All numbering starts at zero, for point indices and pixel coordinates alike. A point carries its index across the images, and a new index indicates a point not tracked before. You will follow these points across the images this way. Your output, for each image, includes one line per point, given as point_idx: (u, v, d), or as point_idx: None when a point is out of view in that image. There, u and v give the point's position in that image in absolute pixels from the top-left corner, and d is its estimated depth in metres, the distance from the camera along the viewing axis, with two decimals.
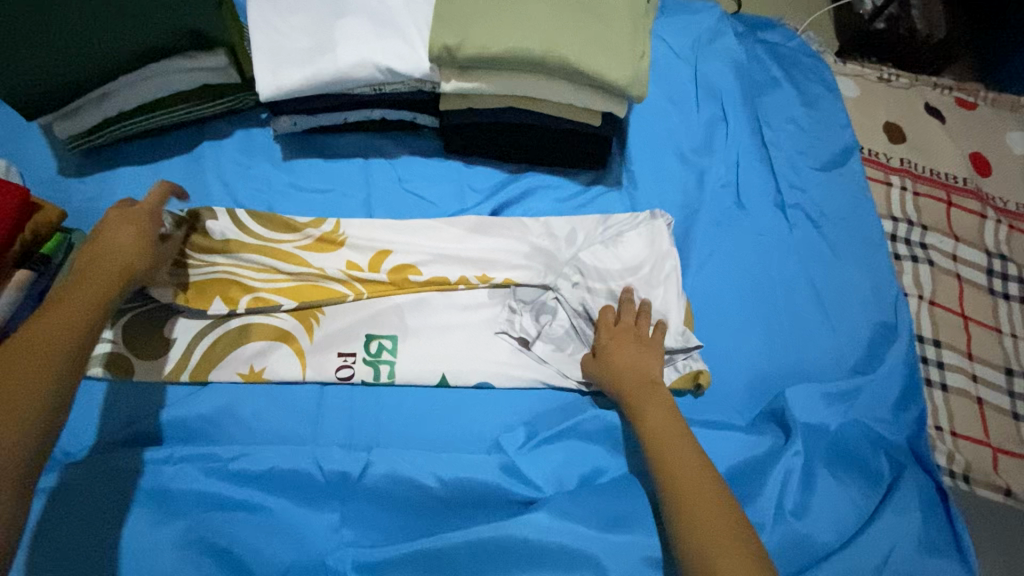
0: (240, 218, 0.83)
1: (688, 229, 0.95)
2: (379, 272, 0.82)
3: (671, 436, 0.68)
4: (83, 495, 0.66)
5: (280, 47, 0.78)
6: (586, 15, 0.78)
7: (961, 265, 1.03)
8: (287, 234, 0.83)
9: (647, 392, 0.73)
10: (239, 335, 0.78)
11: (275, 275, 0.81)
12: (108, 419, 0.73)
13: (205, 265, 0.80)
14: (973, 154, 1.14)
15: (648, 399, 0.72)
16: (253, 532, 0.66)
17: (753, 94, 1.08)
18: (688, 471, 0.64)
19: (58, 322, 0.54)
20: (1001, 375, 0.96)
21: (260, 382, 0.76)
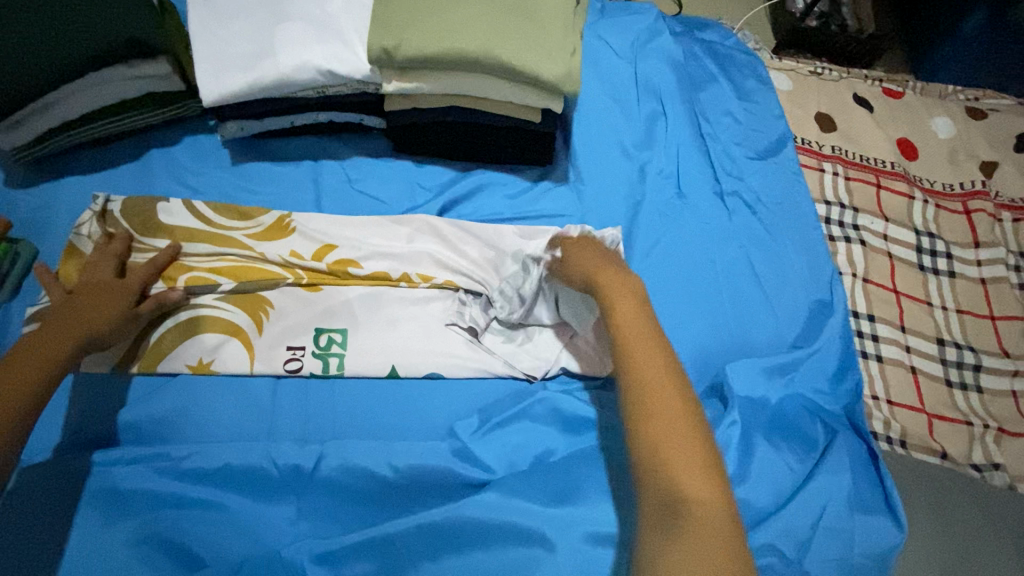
0: (191, 209, 0.85)
1: (633, 218, 0.99)
2: (321, 261, 0.84)
3: (663, 393, 0.57)
4: (33, 498, 0.66)
5: (222, 54, 0.80)
6: (517, 16, 0.81)
7: (892, 244, 1.08)
8: (236, 221, 0.86)
9: (644, 346, 0.61)
10: (188, 328, 0.79)
11: (220, 262, 0.82)
12: (59, 426, 0.73)
13: (150, 251, 0.81)
14: (901, 140, 1.20)
15: (642, 355, 0.60)
16: (203, 529, 0.67)
17: (691, 89, 1.13)
18: (680, 444, 0.54)
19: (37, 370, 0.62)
20: (933, 345, 1.02)
21: (209, 374, 0.78)
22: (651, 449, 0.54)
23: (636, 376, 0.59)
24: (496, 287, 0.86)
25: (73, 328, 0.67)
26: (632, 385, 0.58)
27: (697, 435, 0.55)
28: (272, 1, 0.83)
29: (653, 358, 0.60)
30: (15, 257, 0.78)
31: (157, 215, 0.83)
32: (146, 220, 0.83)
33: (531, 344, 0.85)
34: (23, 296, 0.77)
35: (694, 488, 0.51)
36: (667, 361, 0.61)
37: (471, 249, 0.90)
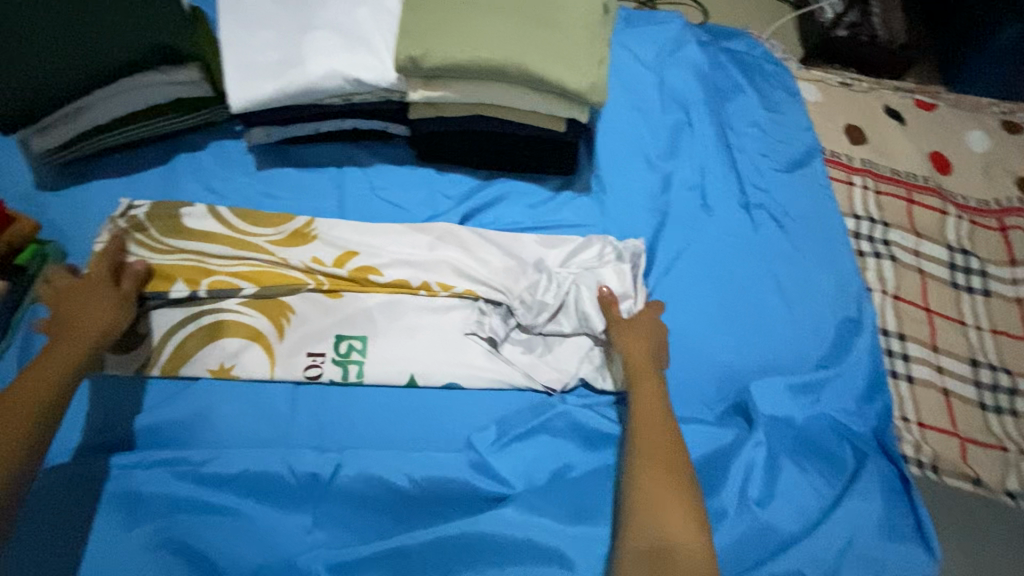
0: (215, 215, 0.85)
1: (656, 230, 0.98)
2: (341, 268, 0.84)
3: (662, 459, 0.67)
4: (56, 499, 0.67)
5: (250, 61, 0.80)
6: (543, 26, 0.81)
7: (924, 260, 1.05)
8: (258, 227, 0.86)
9: (655, 418, 0.71)
10: (211, 332, 0.79)
11: (242, 266, 0.82)
12: (80, 426, 0.73)
13: (173, 255, 0.82)
14: (933, 153, 1.17)
15: (652, 427, 0.70)
16: (220, 536, 0.67)
17: (718, 99, 1.11)
18: (672, 505, 0.63)
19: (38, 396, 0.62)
20: (966, 366, 0.98)
21: (229, 379, 0.78)
22: (649, 508, 0.63)
23: (642, 445, 0.68)
24: (518, 294, 0.84)
25: (71, 337, 0.67)
26: (637, 452, 0.68)
27: (688, 500, 0.64)
28: (301, 10, 0.83)
29: (660, 432, 0.69)
30: (43, 259, 0.79)
31: (181, 219, 0.84)
32: (170, 224, 0.83)
33: (551, 356, 0.83)
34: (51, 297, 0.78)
35: (684, 545, 0.60)
36: (672, 433, 0.70)
37: (493, 258, 0.88)
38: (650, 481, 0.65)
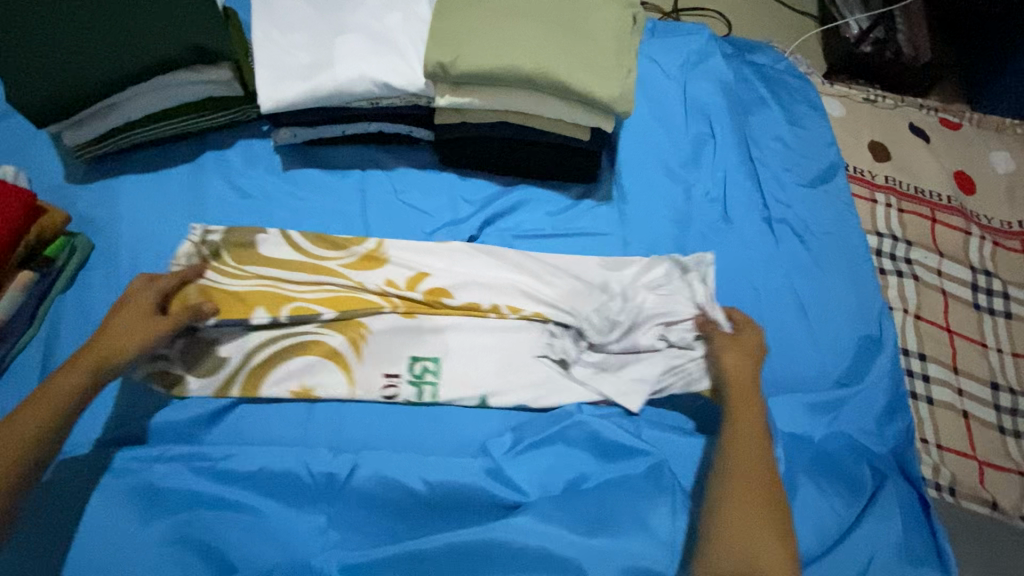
0: (290, 236, 0.86)
1: (677, 242, 0.97)
2: (415, 291, 0.84)
3: (757, 488, 0.65)
4: (76, 488, 0.68)
5: (281, 62, 0.81)
6: (572, 35, 0.81)
7: (946, 280, 1.04)
8: (331, 250, 0.86)
9: (751, 447, 0.70)
10: (280, 351, 0.79)
11: (319, 287, 0.82)
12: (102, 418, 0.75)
13: (251, 278, 0.81)
14: (958, 172, 1.16)
15: (748, 454, 0.69)
16: (233, 531, 0.67)
17: (741, 112, 1.11)
18: (765, 540, 0.61)
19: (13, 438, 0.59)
20: (987, 389, 0.97)
21: (309, 400, 0.78)
22: (732, 526, 0.62)
23: (733, 462, 0.68)
24: (586, 316, 0.85)
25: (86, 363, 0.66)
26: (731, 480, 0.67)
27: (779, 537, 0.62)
28: (333, 14, 0.84)
29: (760, 463, 0.68)
30: (72, 251, 0.80)
31: (256, 240, 0.84)
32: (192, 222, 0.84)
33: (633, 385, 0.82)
34: (78, 287, 0.80)
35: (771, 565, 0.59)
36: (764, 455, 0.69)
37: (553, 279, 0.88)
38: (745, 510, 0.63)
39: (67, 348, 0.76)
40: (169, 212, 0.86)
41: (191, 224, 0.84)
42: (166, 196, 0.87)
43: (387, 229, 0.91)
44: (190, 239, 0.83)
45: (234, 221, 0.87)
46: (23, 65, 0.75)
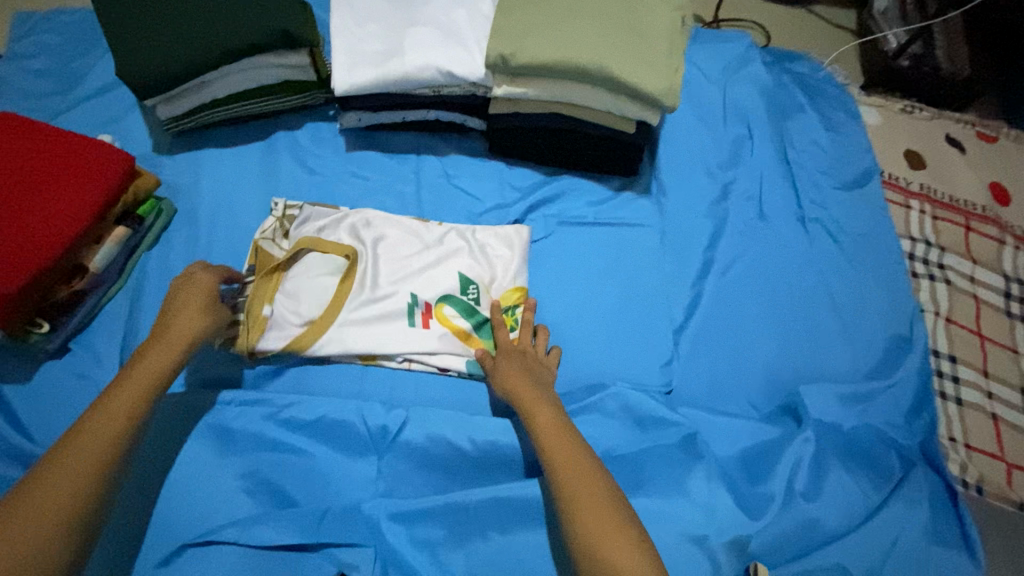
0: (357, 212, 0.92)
1: (713, 236, 1.02)
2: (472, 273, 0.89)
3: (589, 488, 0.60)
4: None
5: (356, 50, 0.89)
6: (626, 34, 0.87)
7: (979, 287, 1.06)
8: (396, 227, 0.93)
9: (561, 437, 0.65)
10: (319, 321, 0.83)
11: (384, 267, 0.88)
12: None
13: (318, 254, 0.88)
14: (993, 184, 1.18)
15: (562, 446, 0.64)
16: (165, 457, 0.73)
17: (780, 117, 1.15)
18: (617, 540, 0.56)
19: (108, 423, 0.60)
20: (1017, 394, 0.98)
21: (376, 366, 0.84)
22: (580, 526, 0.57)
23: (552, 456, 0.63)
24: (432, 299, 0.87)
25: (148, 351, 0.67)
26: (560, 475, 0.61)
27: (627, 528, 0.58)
28: (404, 9, 0.92)
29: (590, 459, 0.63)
30: (158, 213, 0.88)
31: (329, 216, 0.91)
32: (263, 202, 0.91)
33: (662, 367, 0.89)
34: (161, 245, 0.88)
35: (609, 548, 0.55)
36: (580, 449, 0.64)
37: (507, 258, 0.91)
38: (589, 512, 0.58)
39: (151, 297, 0.84)
40: (244, 183, 0.94)
41: (272, 199, 0.92)
42: (242, 169, 0.95)
43: (439, 210, 0.98)
44: (274, 214, 0.90)
45: (301, 194, 0.95)
46: (133, 42, 0.83)
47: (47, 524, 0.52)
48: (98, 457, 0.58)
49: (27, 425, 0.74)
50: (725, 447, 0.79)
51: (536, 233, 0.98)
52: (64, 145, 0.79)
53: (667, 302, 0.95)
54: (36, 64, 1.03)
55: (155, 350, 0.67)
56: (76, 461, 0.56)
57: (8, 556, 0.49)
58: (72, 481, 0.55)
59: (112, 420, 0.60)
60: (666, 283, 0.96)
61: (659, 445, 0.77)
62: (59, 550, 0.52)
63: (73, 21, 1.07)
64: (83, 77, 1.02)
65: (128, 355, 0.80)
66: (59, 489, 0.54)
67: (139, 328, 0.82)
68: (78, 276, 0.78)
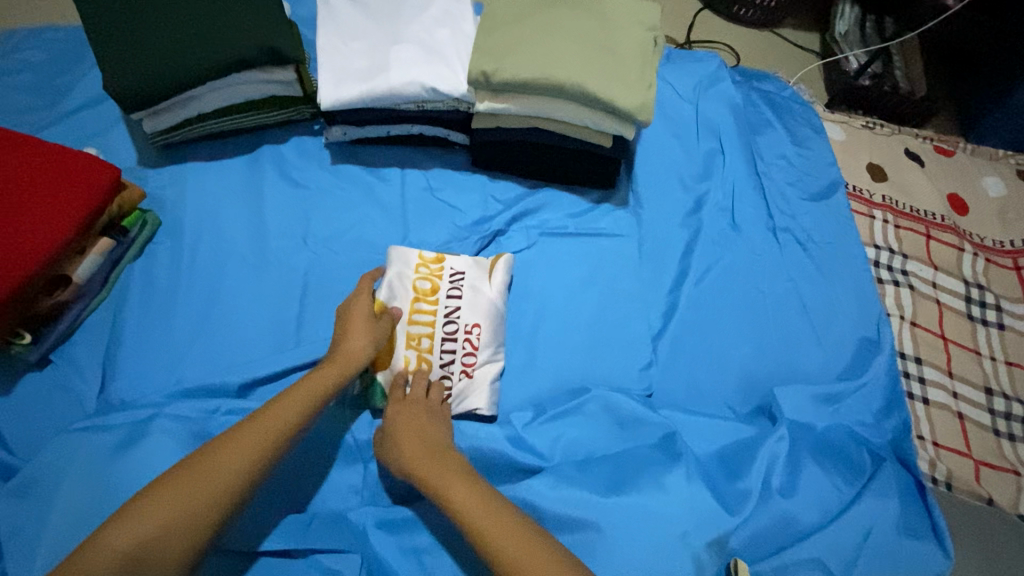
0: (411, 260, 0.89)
1: (689, 246, 1.05)
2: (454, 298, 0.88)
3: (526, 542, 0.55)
4: (131, 424, 0.73)
5: (341, 67, 0.91)
6: (600, 53, 0.91)
7: (941, 292, 1.11)
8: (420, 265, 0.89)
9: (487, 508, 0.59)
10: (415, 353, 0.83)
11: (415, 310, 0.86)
12: (151, 373, 0.80)
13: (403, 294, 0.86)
14: (951, 195, 1.24)
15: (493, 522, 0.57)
16: (301, 480, 0.75)
17: (750, 132, 1.21)
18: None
19: (280, 418, 0.62)
20: (980, 394, 1.03)
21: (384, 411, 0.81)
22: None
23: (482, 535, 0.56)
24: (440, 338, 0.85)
25: (306, 385, 0.67)
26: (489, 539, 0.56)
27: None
28: (389, 29, 0.95)
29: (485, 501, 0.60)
30: (143, 225, 0.89)
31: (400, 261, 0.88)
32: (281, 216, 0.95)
33: (641, 372, 0.92)
34: (145, 257, 0.89)
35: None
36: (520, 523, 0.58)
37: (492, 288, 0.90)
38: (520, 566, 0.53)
39: (135, 309, 0.84)
40: (229, 196, 0.95)
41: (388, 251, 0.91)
42: (226, 182, 0.96)
43: (423, 222, 1.00)
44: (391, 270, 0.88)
45: (287, 206, 0.96)
46: (117, 55, 0.84)
47: (209, 493, 0.54)
48: (273, 438, 0.61)
49: (8, 438, 0.74)
50: (705, 445, 0.81)
51: (517, 244, 1.01)
52: (52, 157, 0.79)
53: (645, 310, 0.98)
54: (18, 80, 1.03)
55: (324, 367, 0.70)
56: (247, 446, 0.59)
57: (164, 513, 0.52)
58: (241, 456, 0.58)
59: (288, 411, 0.63)
60: (644, 291, 0.99)
61: (641, 446, 0.79)
62: (202, 523, 0.53)
63: (57, 38, 1.09)
64: (68, 92, 1.03)
65: (112, 366, 0.80)
66: (229, 460, 0.57)
67: (124, 338, 0.82)
68: (65, 288, 0.79)
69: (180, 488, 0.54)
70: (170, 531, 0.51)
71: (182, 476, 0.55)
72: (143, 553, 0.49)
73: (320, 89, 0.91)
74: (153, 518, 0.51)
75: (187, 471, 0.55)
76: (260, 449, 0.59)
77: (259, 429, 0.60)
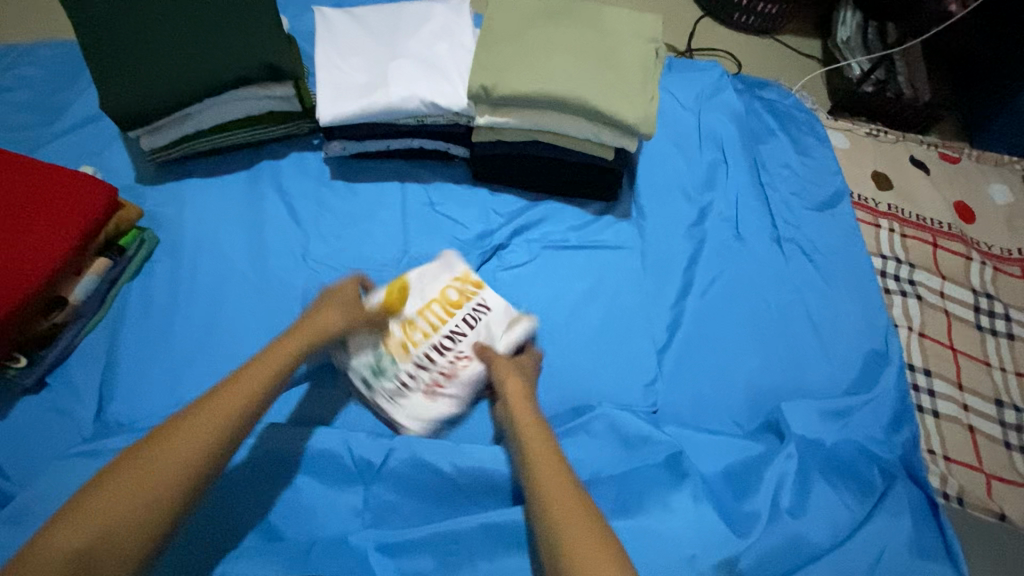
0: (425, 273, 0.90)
1: (694, 258, 1.04)
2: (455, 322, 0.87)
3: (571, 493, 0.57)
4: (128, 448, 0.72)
5: (340, 82, 0.91)
6: (601, 65, 0.90)
7: (949, 302, 1.10)
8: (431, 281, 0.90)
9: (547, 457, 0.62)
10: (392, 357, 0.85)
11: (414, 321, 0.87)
12: (148, 396, 0.79)
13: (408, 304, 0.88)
14: (957, 203, 1.23)
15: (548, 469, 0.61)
16: (268, 496, 0.74)
17: (753, 142, 1.20)
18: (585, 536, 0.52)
19: (244, 394, 0.59)
20: (991, 406, 1.01)
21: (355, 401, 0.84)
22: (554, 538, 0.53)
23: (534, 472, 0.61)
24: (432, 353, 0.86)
25: (273, 357, 0.64)
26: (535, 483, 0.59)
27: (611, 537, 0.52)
28: (388, 43, 0.94)
29: (543, 437, 0.66)
30: (141, 243, 0.88)
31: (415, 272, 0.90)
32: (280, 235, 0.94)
33: (646, 388, 0.90)
34: (143, 276, 0.88)
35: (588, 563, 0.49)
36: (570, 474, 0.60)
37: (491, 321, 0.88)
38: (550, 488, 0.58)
39: (132, 329, 0.83)
40: (227, 213, 0.94)
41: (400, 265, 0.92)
42: (224, 199, 0.96)
43: (424, 237, 0.99)
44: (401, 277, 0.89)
45: (285, 223, 0.95)
46: (114, 73, 0.83)
47: (169, 474, 0.51)
48: (238, 408, 0.58)
49: (3, 463, 0.73)
50: (712, 464, 0.80)
51: (518, 258, 1.00)
52: (50, 178, 0.79)
53: (649, 324, 0.96)
54: (15, 98, 1.03)
55: (291, 341, 0.68)
56: (209, 422, 0.55)
57: (119, 502, 0.48)
58: (205, 432, 0.54)
59: (255, 384, 0.61)
60: (648, 304, 0.98)
61: (647, 465, 0.78)
62: (162, 505, 0.50)
63: (56, 55, 1.08)
64: (67, 109, 1.02)
65: (110, 388, 0.79)
66: (190, 439, 0.53)
67: (122, 360, 0.81)
68: (60, 309, 0.78)
69: (136, 472, 0.50)
70: (120, 529, 0.48)
71: (141, 456, 0.51)
72: (91, 552, 0.46)
73: (319, 104, 0.90)
74: (102, 512, 0.48)
75: (134, 458, 0.51)
76: (224, 422, 0.56)
77: (222, 403, 0.57)
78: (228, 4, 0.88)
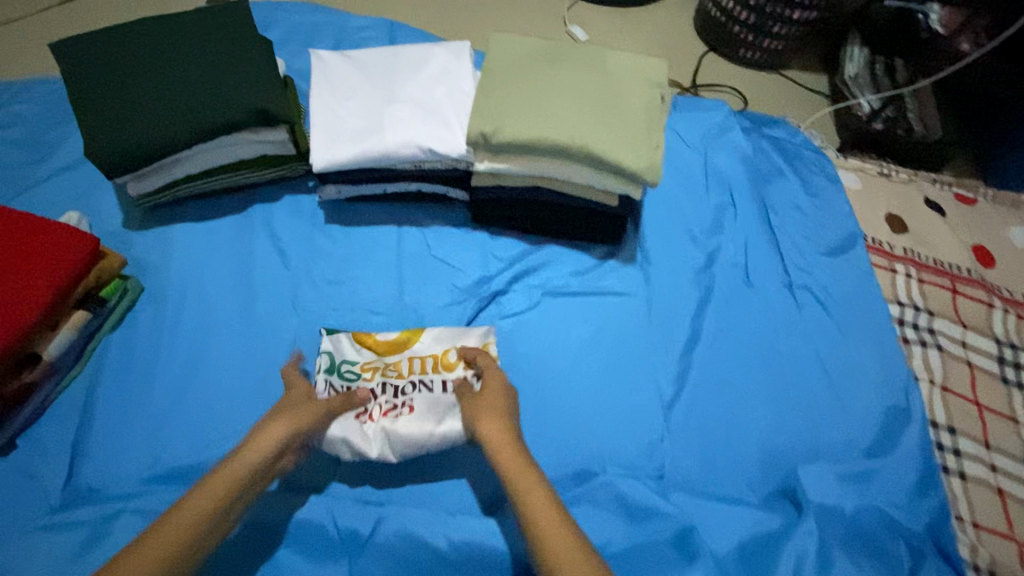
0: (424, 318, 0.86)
1: (702, 306, 1.00)
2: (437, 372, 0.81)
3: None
4: (100, 521, 0.68)
5: (335, 127, 0.88)
6: (604, 110, 0.87)
7: (971, 352, 1.04)
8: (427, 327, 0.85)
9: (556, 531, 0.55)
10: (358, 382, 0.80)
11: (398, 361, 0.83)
12: (119, 459, 0.74)
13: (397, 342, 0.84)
14: (976, 246, 1.18)
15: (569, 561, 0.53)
16: (248, 564, 0.70)
17: (761, 182, 1.16)
18: None
19: (205, 499, 0.57)
20: (1021, 466, 0.95)
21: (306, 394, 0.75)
22: None
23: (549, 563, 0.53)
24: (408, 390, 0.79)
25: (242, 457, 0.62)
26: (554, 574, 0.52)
27: None
28: (386, 87, 0.92)
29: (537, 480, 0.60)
30: (124, 293, 0.85)
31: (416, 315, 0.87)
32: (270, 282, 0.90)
33: (652, 449, 0.85)
34: (124, 327, 0.84)
35: None
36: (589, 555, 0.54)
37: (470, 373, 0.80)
38: (511, 475, 0.61)
39: (109, 386, 0.79)
40: (216, 260, 0.91)
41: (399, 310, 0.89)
42: (213, 245, 0.92)
43: (421, 283, 0.95)
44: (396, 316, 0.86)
45: (276, 269, 0.92)
46: (100, 118, 0.81)
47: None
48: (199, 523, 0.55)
49: None
50: (723, 540, 0.77)
51: (516, 306, 0.95)
52: (19, 227, 0.75)
53: (655, 378, 0.91)
54: (4, 138, 1.01)
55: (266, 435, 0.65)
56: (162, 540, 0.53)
57: None
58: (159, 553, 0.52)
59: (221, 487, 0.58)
60: (654, 356, 0.93)
61: (657, 540, 0.75)
62: None
63: (50, 92, 1.07)
64: (60, 147, 1.00)
65: (82, 450, 0.74)
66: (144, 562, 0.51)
67: (97, 419, 0.77)
68: (32, 364, 0.74)
69: None
70: None
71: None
72: None
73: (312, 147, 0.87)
74: None
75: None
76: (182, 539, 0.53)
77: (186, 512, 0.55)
78: (221, 52, 0.86)
